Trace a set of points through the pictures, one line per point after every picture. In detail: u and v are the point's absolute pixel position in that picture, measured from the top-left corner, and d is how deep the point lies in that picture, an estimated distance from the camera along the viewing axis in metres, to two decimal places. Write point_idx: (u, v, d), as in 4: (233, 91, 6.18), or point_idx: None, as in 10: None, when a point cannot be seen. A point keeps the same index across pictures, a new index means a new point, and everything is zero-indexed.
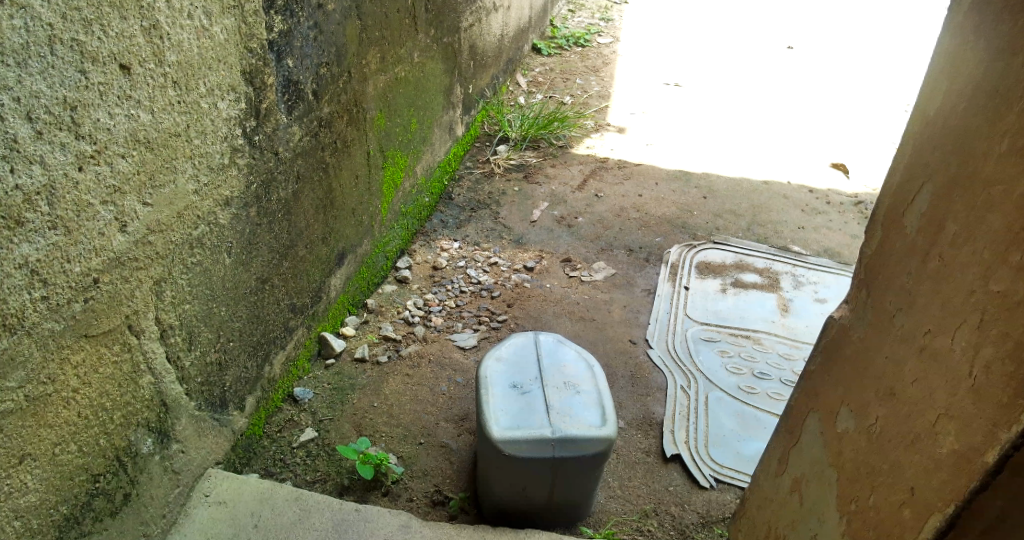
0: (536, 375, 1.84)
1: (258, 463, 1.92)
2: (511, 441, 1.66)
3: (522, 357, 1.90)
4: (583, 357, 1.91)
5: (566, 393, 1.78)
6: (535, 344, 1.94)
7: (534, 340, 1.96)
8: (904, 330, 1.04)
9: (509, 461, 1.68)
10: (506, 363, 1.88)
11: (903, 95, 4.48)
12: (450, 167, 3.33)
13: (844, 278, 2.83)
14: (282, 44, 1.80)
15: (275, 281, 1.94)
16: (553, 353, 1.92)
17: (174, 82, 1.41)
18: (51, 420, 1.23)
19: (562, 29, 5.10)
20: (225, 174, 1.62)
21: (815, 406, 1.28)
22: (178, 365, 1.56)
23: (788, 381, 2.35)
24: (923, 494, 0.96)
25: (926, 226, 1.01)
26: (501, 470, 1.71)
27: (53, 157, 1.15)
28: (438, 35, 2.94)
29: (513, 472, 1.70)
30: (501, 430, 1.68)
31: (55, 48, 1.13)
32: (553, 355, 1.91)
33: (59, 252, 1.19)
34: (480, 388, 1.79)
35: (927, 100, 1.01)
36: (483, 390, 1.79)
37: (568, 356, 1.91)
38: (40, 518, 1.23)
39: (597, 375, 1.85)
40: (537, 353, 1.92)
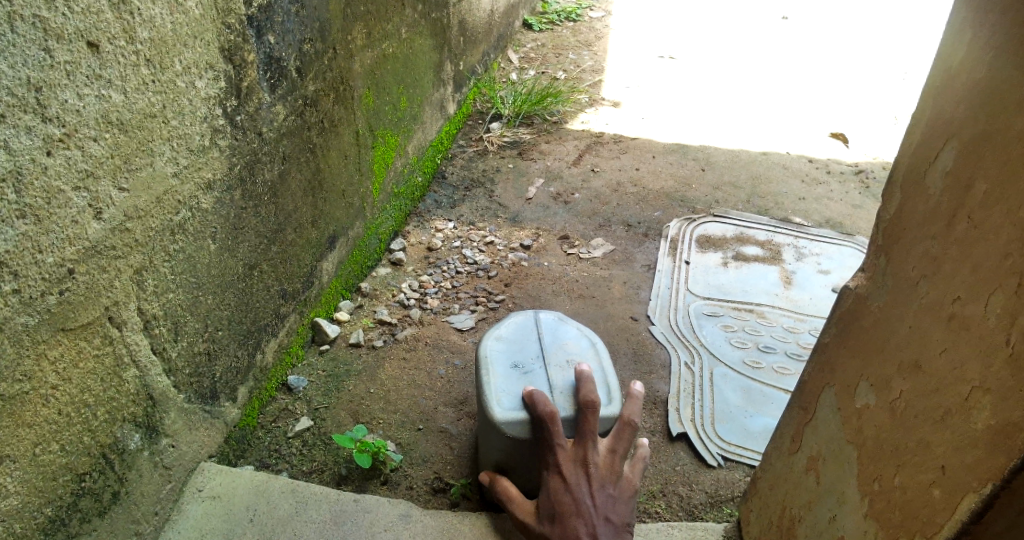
0: (538, 354, 1.78)
1: (253, 454, 1.87)
2: (516, 422, 1.61)
3: (522, 336, 1.84)
4: (585, 335, 1.85)
5: (569, 373, 1.72)
6: (536, 323, 1.87)
7: (533, 318, 1.89)
8: (930, 299, 0.99)
9: (514, 443, 1.63)
10: (506, 342, 1.82)
11: (902, 63, 4.39)
12: (442, 145, 3.26)
13: (847, 249, 2.77)
14: (262, 19, 1.72)
15: (264, 267, 1.87)
16: (555, 331, 1.85)
17: (147, 61, 1.34)
18: (29, 419, 1.17)
19: (553, 4, 4.99)
20: (206, 155, 1.55)
21: (831, 380, 1.23)
22: (164, 356, 1.50)
23: (794, 354, 2.30)
24: (955, 472, 0.93)
25: (951, 186, 0.96)
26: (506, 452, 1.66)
27: (18, 141, 1.08)
28: (426, 10, 2.85)
29: (518, 454, 1.65)
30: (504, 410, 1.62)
31: (14, 25, 1.05)
32: (554, 334, 1.85)
33: (30, 242, 1.13)
34: (481, 368, 1.73)
35: (950, 51, 0.95)
36: (483, 371, 1.73)
37: (570, 333, 1.85)
38: (23, 521, 1.18)
39: (601, 353, 1.79)
40: (537, 331, 1.86)
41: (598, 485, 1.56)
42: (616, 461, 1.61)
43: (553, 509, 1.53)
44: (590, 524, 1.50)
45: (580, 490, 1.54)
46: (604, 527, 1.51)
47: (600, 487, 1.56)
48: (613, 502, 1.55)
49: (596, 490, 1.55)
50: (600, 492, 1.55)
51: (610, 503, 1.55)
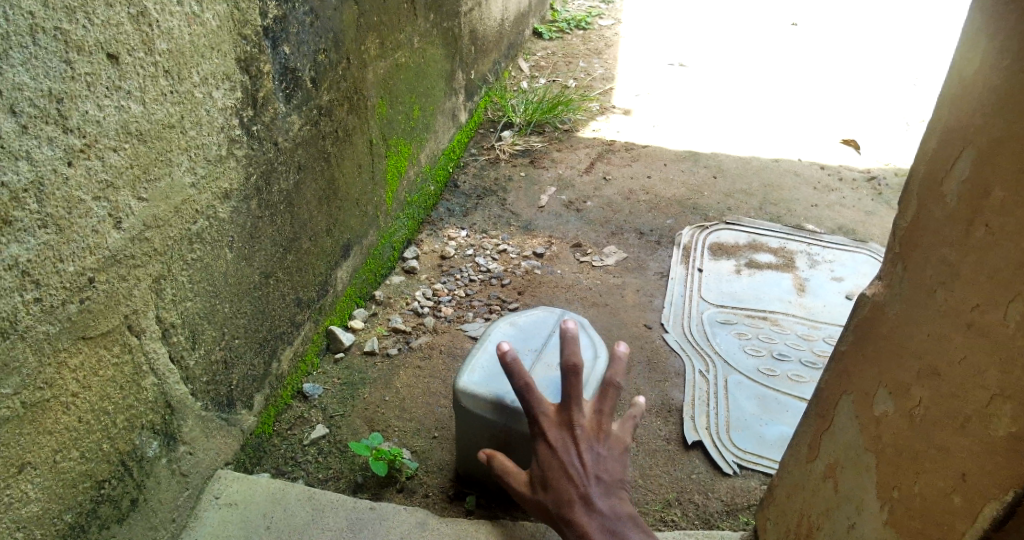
0: (540, 348, 1.80)
1: (269, 462, 1.88)
2: (471, 394, 1.69)
3: (536, 327, 1.86)
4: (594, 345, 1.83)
5: (553, 373, 1.73)
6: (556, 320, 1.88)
7: (555, 315, 1.90)
8: (948, 306, 0.99)
9: (468, 415, 1.71)
10: (516, 329, 1.85)
11: (913, 68, 4.37)
12: (455, 154, 3.27)
13: (860, 255, 2.76)
14: (278, 30, 1.73)
15: (280, 275, 1.89)
16: None
17: (166, 72, 1.36)
18: (50, 426, 1.18)
19: (563, 12, 5.01)
20: (223, 166, 1.57)
21: (847, 388, 1.21)
22: (182, 364, 1.52)
23: (809, 361, 2.28)
24: (978, 479, 0.93)
25: (968, 194, 0.95)
26: (464, 422, 1.73)
27: (40, 152, 1.10)
28: (438, 20, 2.87)
29: (472, 427, 1.73)
30: (478, 390, 1.69)
31: (37, 37, 1.07)
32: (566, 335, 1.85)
33: (51, 252, 1.14)
34: (478, 340, 1.81)
35: (966, 54, 0.94)
36: (478, 343, 1.81)
37: (579, 340, 1.84)
38: (43, 528, 1.19)
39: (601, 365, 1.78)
40: (552, 327, 1.87)
41: (586, 444, 1.54)
42: (602, 420, 1.59)
43: (545, 475, 1.52)
44: (583, 485, 1.48)
45: (569, 453, 1.52)
46: (598, 487, 1.49)
47: (587, 446, 1.54)
48: (604, 460, 1.53)
49: (585, 450, 1.53)
50: (589, 452, 1.53)
51: (600, 462, 1.52)
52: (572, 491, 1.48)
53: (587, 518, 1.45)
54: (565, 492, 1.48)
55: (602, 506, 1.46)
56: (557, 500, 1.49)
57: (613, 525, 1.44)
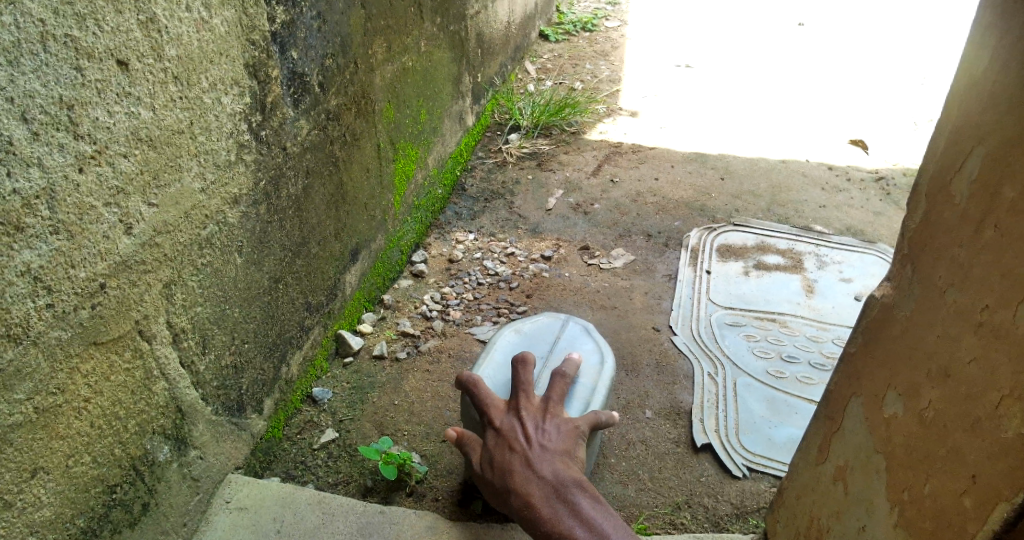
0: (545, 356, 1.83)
1: (279, 466, 1.89)
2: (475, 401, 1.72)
3: (541, 334, 1.89)
4: (600, 350, 1.84)
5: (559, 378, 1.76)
6: (562, 327, 1.92)
7: (561, 323, 1.93)
8: (959, 307, 0.98)
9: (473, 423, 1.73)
10: (522, 336, 1.88)
11: (921, 68, 4.35)
12: (462, 157, 3.27)
13: (869, 257, 2.75)
14: (286, 36, 1.74)
15: (289, 280, 1.89)
16: (573, 339, 1.87)
17: (175, 78, 1.36)
18: (63, 432, 1.19)
19: (569, 15, 5.01)
20: (232, 171, 1.58)
21: (858, 389, 1.20)
22: (193, 369, 1.52)
23: (818, 363, 2.27)
24: (986, 480, 0.92)
25: (978, 194, 0.95)
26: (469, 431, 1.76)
27: (52, 159, 1.11)
28: (444, 24, 2.88)
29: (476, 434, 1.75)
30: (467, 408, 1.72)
31: (47, 44, 1.07)
32: (572, 341, 1.87)
33: (64, 258, 1.15)
34: (484, 349, 1.84)
35: (974, 55, 0.94)
36: (484, 352, 1.84)
37: (586, 346, 1.85)
38: (55, 532, 1.20)
39: (607, 372, 1.79)
40: (558, 335, 1.90)
41: (530, 419, 1.60)
42: (548, 404, 1.65)
43: (490, 453, 1.57)
44: (527, 454, 1.54)
45: (513, 429, 1.58)
46: (541, 456, 1.54)
47: (531, 421, 1.60)
48: (549, 433, 1.58)
49: (528, 424, 1.59)
50: (533, 427, 1.59)
51: (545, 436, 1.58)
52: (517, 462, 1.53)
53: (530, 483, 1.50)
54: (509, 464, 1.54)
55: (544, 471, 1.51)
56: (501, 474, 1.53)
57: (555, 489, 1.48)
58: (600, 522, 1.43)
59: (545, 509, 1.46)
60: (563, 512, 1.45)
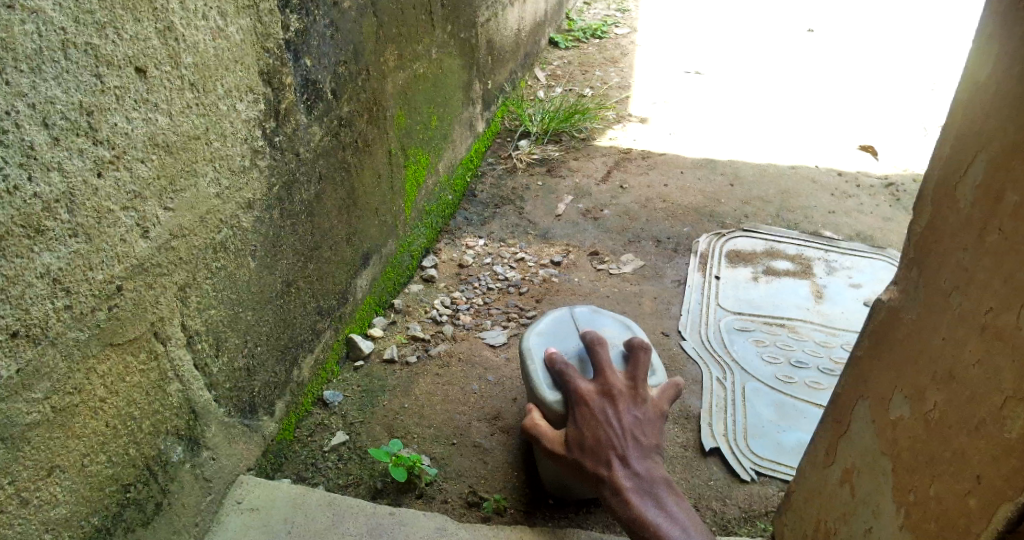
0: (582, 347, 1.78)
1: (290, 468, 1.91)
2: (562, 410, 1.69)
3: (560, 329, 1.82)
4: (619, 320, 1.87)
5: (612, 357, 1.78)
6: (572, 316, 1.85)
7: (567, 312, 1.87)
8: (963, 309, 0.99)
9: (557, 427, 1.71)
10: (547, 337, 1.80)
11: (930, 74, 4.34)
12: (472, 163, 3.30)
13: (878, 263, 2.74)
14: (300, 43, 1.77)
15: (301, 284, 1.92)
16: (591, 322, 1.84)
17: (192, 85, 1.39)
18: (79, 431, 1.21)
19: (579, 22, 5.03)
20: (247, 176, 1.60)
21: (864, 393, 1.20)
22: (206, 371, 1.54)
23: (827, 368, 2.27)
24: (990, 482, 0.93)
25: (981, 198, 0.96)
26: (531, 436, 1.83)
27: (71, 164, 1.13)
28: (455, 31, 2.90)
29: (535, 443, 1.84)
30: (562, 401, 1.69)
31: (68, 52, 1.10)
32: (591, 324, 1.84)
33: (82, 260, 1.17)
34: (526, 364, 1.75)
35: (977, 63, 0.95)
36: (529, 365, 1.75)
37: (606, 322, 1.85)
38: (71, 530, 1.22)
39: (639, 334, 1.83)
40: (576, 325, 1.83)
41: (625, 406, 1.66)
42: (638, 389, 1.70)
43: (582, 435, 1.62)
44: (622, 443, 1.61)
45: (609, 414, 1.63)
46: (634, 447, 1.62)
47: (627, 409, 1.66)
48: (641, 423, 1.66)
49: (624, 411, 1.65)
50: (626, 415, 1.65)
51: (637, 426, 1.65)
52: (611, 449, 1.60)
53: (621, 473, 1.58)
54: (603, 448, 1.60)
55: (637, 465, 1.59)
56: (593, 458, 1.60)
57: (646, 484, 1.57)
58: (685, 516, 1.53)
59: (635, 498, 1.55)
60: (651, 504, 1.55)
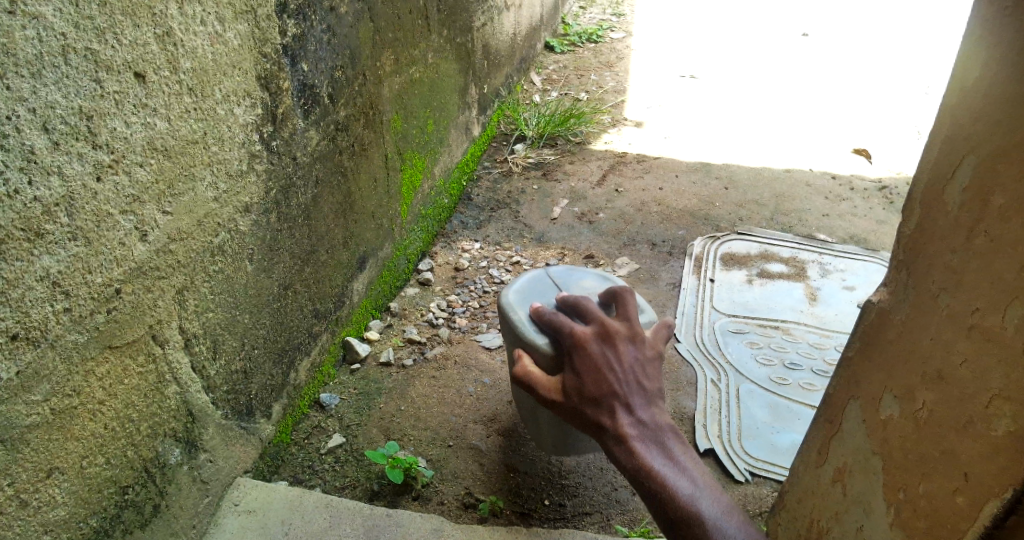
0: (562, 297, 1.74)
1: (286, 470, 1.91)
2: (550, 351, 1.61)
3: (538, 285, 1.78)
4: (597, 274, 1.83)
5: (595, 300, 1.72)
6: (548, 274, 1.82)
7: (544, 272, 1.83)
8: (952, 310, 1.00)
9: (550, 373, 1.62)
10: (525, 294, 1.76)
11: (923, 78, 4.38)
12: (468, 167, 3.31)
13: (872, 265, 2.76)
14: (297, 48, 1.78)
15: (298, 287, 1.93)
16: (568, 278, 1.80)
17: (190, 89, 1.40)
18: (77, 433, 1.22)
19: (574, 26, 5.05)
20: (244, 180, 1.61)
21: (856, 393, 1.22)
22: (204, 374, 1.55)
23: (821, 370, 2.29)
24: (979, 479, 0.95)
25: (969, 201, 0.97)
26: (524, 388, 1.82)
27: (71, 168, 1.14)
28: (451, 36, 2.92)
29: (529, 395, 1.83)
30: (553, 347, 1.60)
31: (69, 57, 1.12)
32: (568, 280, 1.80)
33: (81, 263, 1.18)
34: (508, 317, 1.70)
35: (964, 70, 0.97)
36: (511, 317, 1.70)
37: (583, 276, 1.82)
38: (69, 531, 1.23)
39: (620, 282, 1.79)
40: (553, 282, 1.80)
41: (624, 347, 1.54)
42: (636, 330, 1.58)
43: (580, 380, 1.50)
44: (624, 388, 1.49)
45: (607, 357, 1.51)
46: (636, 391, 1.49)
47: (627, 349, 1.54)
48: (641, 366, 1.53)
49: (624, 353, 1.53)
50: (626, 357, 1.53)
51: (638, 369, 1.52)
52: (613, 396, 1.47)
53: (624, 419, 1.46)
54: (603, 394, 1.48)
55: (639, 410, 1.47)
56: (593, 404, 1.49)
57: (649, 430, 1.46)
58: (691, 464, 1.42)
59: (639, 446, 1.43)
60: (656, 452, 1.43)
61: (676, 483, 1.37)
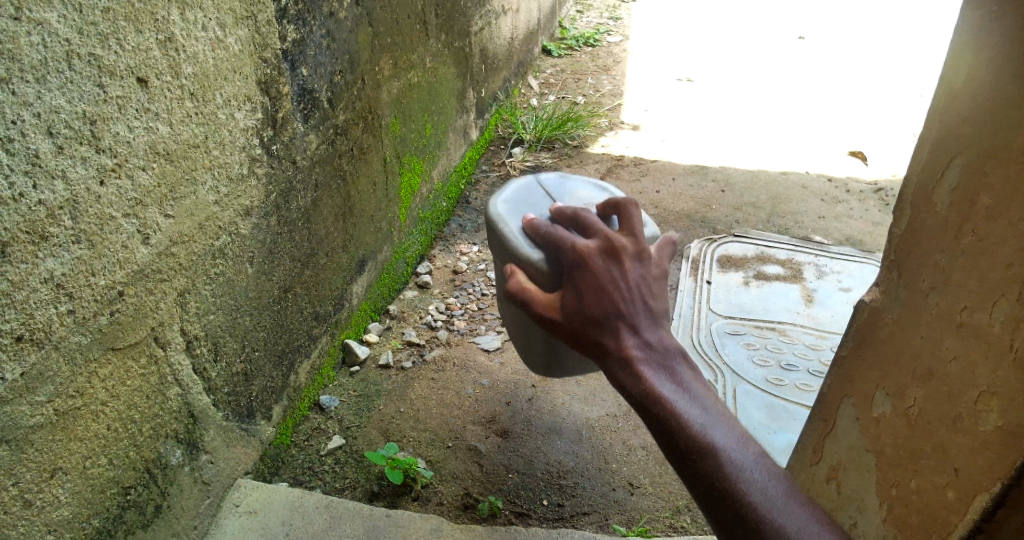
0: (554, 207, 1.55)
1: (287, 472, 1.92)
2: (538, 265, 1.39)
3: (527, 195, 1.60)
4: (592, 184, 1.66)
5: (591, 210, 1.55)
6: (539, 183, 1.63)
7: (533, 180, 1.65)
8: (941, 308, 1.02)
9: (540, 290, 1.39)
10: (514, 203, 1.57)
11: (918, 81, 4.41)
12: (466, 170, 3.33)
13: (867, 267, 2.79)
14: (296, 53, 1.80)
15: (298, 290, 1.94)
16: (560, 188, 1.62)
17: (191, 94, 1.42)
18: (81, 434, 1.23)
19: (572, 30, 5.08)
20: (245, 184, 1.63)
21: (849, 392, 1.23)
22: (205, 376, 1.57)
23: (817, 371, 2.32)
24: (968, 474, 0.97)
25: (957, 202, 0.99)
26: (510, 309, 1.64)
27: (75, 172, 1.16)
28: (449, 40, 2.94)
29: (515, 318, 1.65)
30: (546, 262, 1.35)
31: (72, 63, 1.13)
32: (561, 190, 1.62)
33: (85, 266, 1.20)
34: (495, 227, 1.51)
35: (951, 73, 0.99)
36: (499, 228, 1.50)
37: (577, 186, 1.64)
38: (73, 531, 1.24)
39: (617, 193, 1.61)
40: (545, 191, 1.61)
41: (631, 262, 1.22)
42: (643, 242, 1.27)
43: (575, 293, 1.20)
44: (630, 307, 1.17)
45: (610, 269, 1.20)
46: (644, 310, 1.18)
47: (634, 265, 1.22)
48: (650, 282, 1.21)
49: (631, 265, 1.21)
50: (634, 271, 1.21)
51: (647, 284, 1.20)
52: (615, 313, 1.16)
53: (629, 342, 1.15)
54: (604, 310, 1.16)
55: (647, 332, 1.16)
56: (591, 323, 1.17)
57: (660, 356, 1.14)
58: (709, 398, 1.11)
59: (645, 370, 1.12)
60: (665, 378, 1.12)
61: (689, 412, 1.08)
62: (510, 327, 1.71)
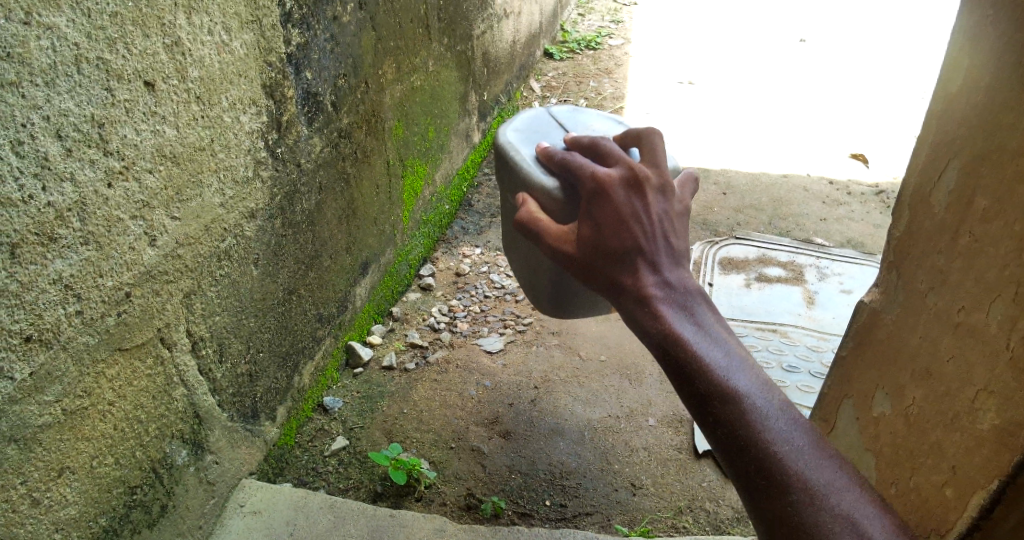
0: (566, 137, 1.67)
1: (291, 472, 1.93)
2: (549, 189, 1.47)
3: (541, 125, 1.71)
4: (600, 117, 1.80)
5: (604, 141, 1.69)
6: (552, 116, 1.75)
7: (545, 112, 1.77)
8: (939, 309, 1.03)
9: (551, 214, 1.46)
10: (527, 131, 1.68)
11: (919, 83, 4.42)
12: (469, 173, 3.35)
13: (869, 269, 2.80)
14: (300, 57, 1.82)
15: (302, 292, 1.95)
16: (573, 118, 1.75)
17: (197, 98, 1.43)
18: (88, 433, 1.25)
19: (573, 33, 5.09)
20: (249, 187, 1.64)
21: (848, 392, 1.24)
22: (210, 376, 1.58)
23: (818, 373, 2.33)
24: (965, 473, 0.98)
25: (955, 204, 1.00)
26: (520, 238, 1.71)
27: (83, 174, 1.17)
28: (451, 43, 2.95)
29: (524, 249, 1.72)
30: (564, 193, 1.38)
31: (81, 67, 1.15)
32: (573, 122, 1.74)
33: (92, 267, 1.21)
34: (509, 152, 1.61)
35: (948, 76, 1.00)
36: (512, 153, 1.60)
37: (587, 118, 1.77)
38: (80, 530, 1.25)
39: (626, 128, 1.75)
40: (557, 122, 1.73)
41: (654, 196, 1.21)
42: (666, 178, 1.26)
43: (595, 227, 1.20)
44: (651, 244, 1.17)
45: (631, 202, 1.19)
46: (664, 249, 1.18)
47: (657, 199, 1.21)
48: (671, 219, 1.21)
49: (653, 201, 1.20)
50: (656, 207, 1.20)
51: (667, 222, 1.20)
52: (634, 248, 1.16)
53: (648, 281, 1.15)
54: (623, 246, 1.17)
55: (667, 271, 1.16)
56: (610, 259, 1.18)
57: (678, 294, 1.14)
58: (727, 339, 1.11)
59: (664, 308, 1.11)
60: (685, 319, 1.11)
61: (708, 353, 1.07)
62: (518, 262, 1.78)
